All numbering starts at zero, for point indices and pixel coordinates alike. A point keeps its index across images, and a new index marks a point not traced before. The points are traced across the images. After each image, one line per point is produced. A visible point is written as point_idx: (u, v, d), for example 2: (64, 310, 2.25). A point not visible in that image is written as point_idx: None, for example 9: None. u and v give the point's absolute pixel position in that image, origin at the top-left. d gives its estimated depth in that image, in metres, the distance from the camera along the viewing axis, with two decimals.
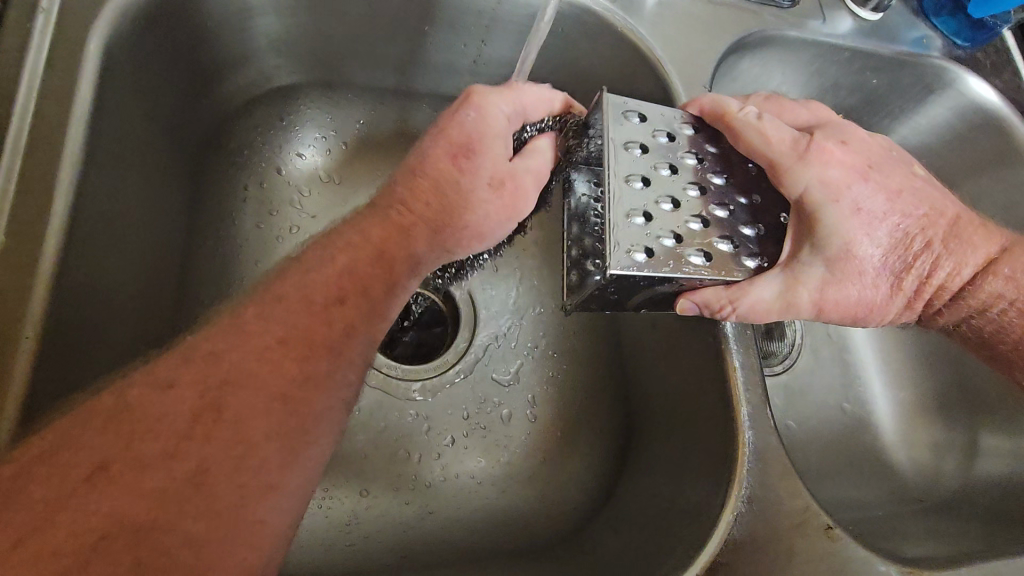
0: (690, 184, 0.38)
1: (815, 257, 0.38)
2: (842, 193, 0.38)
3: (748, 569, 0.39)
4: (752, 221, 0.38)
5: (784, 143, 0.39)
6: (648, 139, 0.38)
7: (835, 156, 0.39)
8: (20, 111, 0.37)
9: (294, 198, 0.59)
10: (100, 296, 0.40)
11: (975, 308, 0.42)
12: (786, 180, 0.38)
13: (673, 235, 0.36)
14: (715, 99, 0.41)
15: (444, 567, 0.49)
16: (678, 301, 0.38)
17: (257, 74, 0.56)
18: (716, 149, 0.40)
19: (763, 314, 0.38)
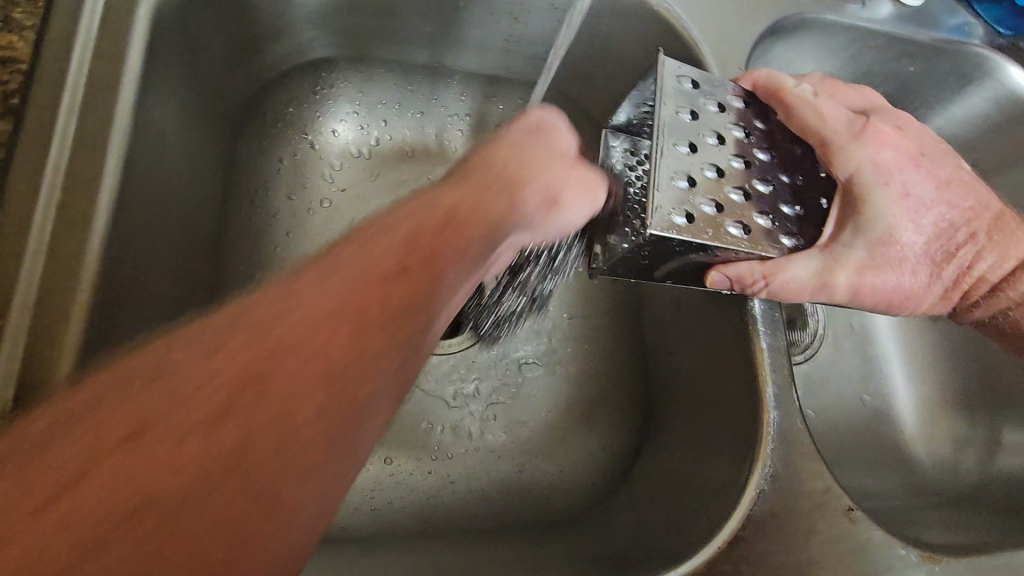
0: (733, 157, 0.37)
1: (855, 239, 0.38)
2: (892, 177, 0.39)
3: (771, 545, 0.40)
4: (793, 202, 0.38)
5: (838, 122, 0.39)
6: (698, 107, 0.38)
7: (889, 141, 0.40)
8: (76, 70, 0.37)
9: (326, 171, 0.60)
10: (143, 257, 0.41)
11: (1012, 301, 0.42)
12: (838, 156, 0.38)
13: (713, 203, 0.35)
14: (771, 74, 0.41)
15: (466, 534, 0.50)
16: (710, 273, 0.38)
17: (293, 46, 0.57)
18: (764, 125, 0.40)
19: (797, 293, 0.38)
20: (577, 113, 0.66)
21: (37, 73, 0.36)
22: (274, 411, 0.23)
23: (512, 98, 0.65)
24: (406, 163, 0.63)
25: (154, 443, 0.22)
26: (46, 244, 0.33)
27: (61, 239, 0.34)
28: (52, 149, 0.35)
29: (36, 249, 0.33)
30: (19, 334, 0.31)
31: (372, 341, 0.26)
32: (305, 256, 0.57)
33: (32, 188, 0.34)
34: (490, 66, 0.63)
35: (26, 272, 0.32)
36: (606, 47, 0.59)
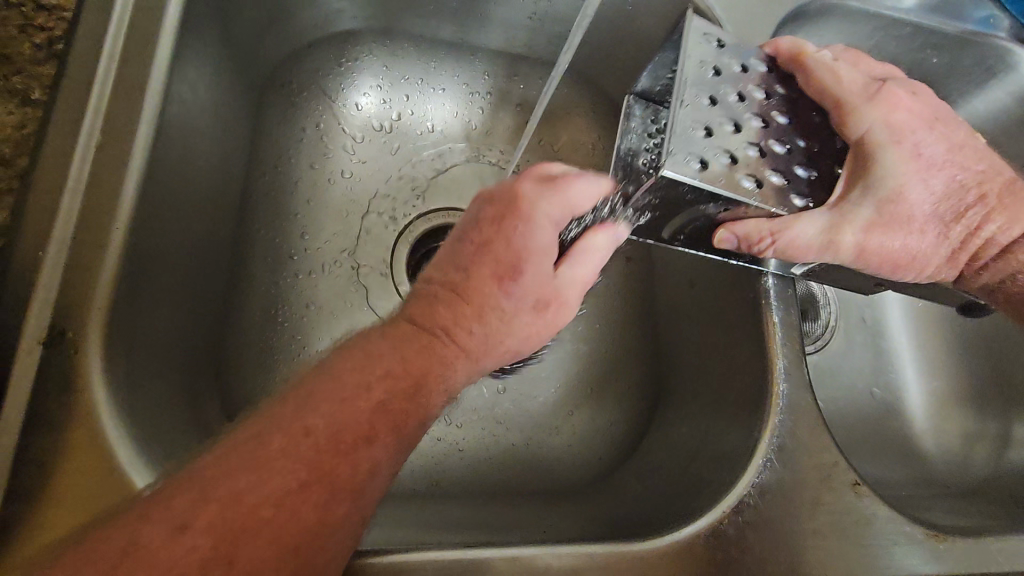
0: (753, 115, 0.38)
1: (864, 198, 0.38)
2: (903, 137, 0.40)
3: (777, 513, 0.40)
4: (807, 163, 0.39)
5: (855, 85, 0.40)
6: (723, 66, 0.39)
7: (903, 104, 0.41)
8: (118, 17, 0.37)
9: (348, 143, 0.61)
10: (173, 207, 0.41)
11: (1021, 264, 0.42)
12: (852, 117, 0.39)
13: (728, 155, 0.36)
14: (792, 40, 0.42)
15: (472, 498, 0.51)
16: (718, 232, 0.39)
17: (322, 16, 0.58)
18: (785, 90, 0.41)
19: (802, 252, 0.38)
20: (596, 95, 0.66)
21: (79, 20, 0.37)
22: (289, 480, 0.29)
23: (533, 77, 0.66)
24: (428, 138, 0.63)
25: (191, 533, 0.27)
26: (83, 181, 0.34)
27: (98, 177, 0.34)
28: (92, 91, 0.36)
29: (74, 185, 0.34)
30: (56, 267, 0.33)
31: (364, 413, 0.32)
32: (325, 224, 0.58)
33: (71, 130, 0.35)
34: (513, 45, 0.64)
35: (65, 207, 0.33)
36: (628, 27, 0.59)
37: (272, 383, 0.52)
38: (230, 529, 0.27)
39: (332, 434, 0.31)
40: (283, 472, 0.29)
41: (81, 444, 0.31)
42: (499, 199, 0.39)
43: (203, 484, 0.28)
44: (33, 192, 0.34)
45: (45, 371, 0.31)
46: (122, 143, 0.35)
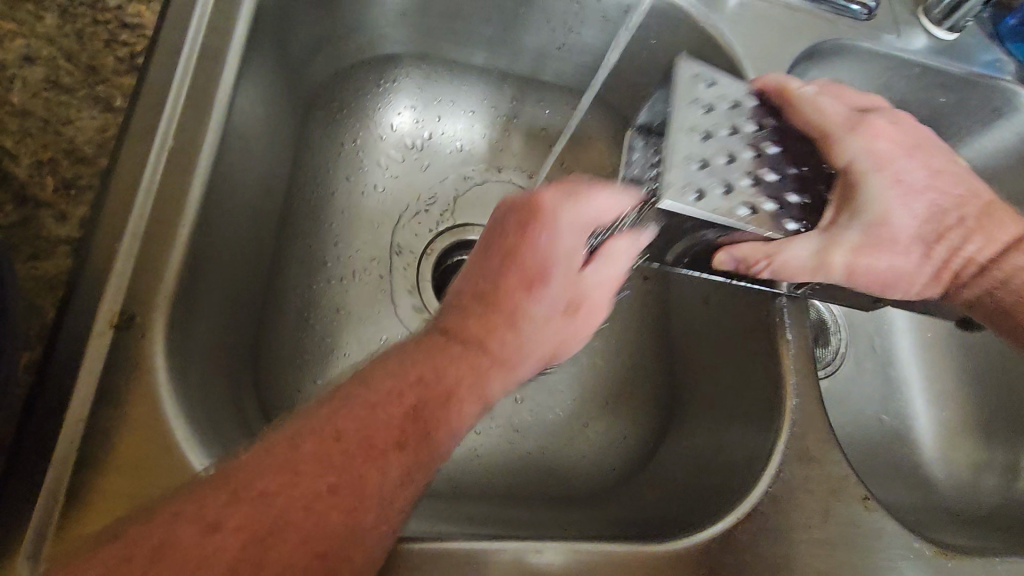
0: (745, 146, 0.40)
1: (852, 222, 0.42)
2: (885, 164, 0.43)
3: (788, 522, 0.42)
4: (799, 191, 0.40)
5: (838, 118, 0.44)
6: (714, 102, 0.41)
7: (885, 134, 0.44)
8: (193, 34, 0.41)
9: (383, 159, 0.64)
10: (226, 210, 0.45)
11: (997, 281, 0.44)
12: (837, 147, 0.43)
13: (722, 185, 0.38)
14: (780, 76, 0.46)
15: (490, 500, 0.53)
16: (718, 253, 0.42)
17: (367, 39, 0.62)
18: (777, 122, 0.42)
19: (797, 272, 0.42)
20: (619, 122, 0.69)
21: (159, 36, 0.41)
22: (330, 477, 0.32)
23: (558, 103, 0.69)
24: (456, 157, 0.67)
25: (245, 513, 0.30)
26: (157, 181, 0.37)
27: (169, 177, 0.38)
28: (168, 100, 0.39)
29: (149, 184, 0.37)
30: (129, 258, 0.36)
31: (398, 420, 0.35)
32: (357, 235, 0.61)
33: (147, 135, 0.38)
34: (542, 73, 0.68)
35: (139, 203, 0.37)
36: (652, 59, 0.63)
37: (305, 383, 0.54)
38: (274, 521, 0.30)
39: (366, 439, 0.34)
40: (319, 468, 0.32)
41: (142, 421, 0.34)
42: (523, 208, 0.43)
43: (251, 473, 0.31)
44: (112, 190, 0.37)
45: (116, 353, 0.34)
46: (192, 147, 0.39)
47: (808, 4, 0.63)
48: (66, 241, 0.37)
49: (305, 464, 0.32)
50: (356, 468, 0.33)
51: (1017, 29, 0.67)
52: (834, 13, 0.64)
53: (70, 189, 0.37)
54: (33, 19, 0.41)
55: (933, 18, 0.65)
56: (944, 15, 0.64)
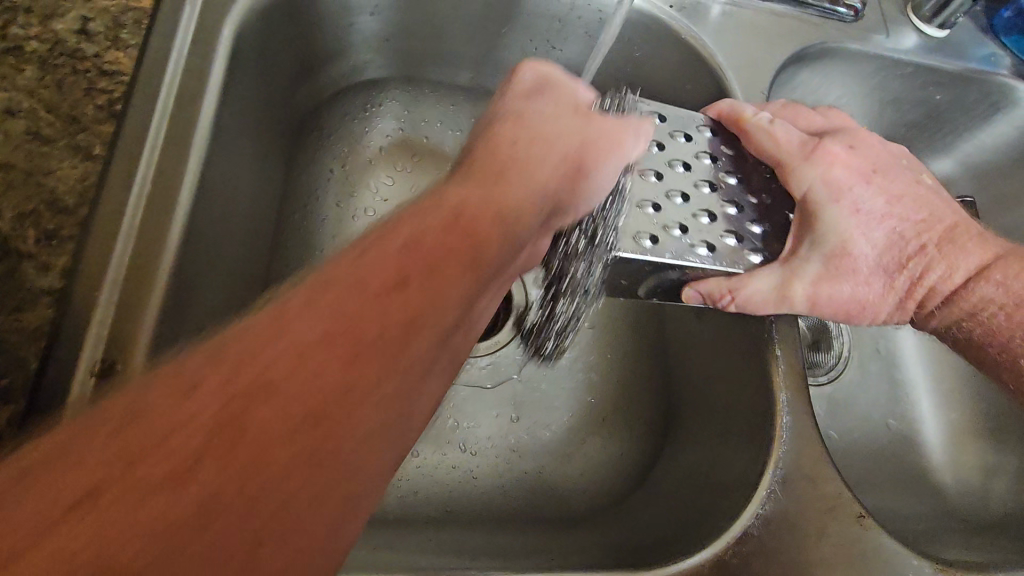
0: (702, 182, 0.42)
1: (812, 253, 0.41)
2: (842, 194, 0.42)
3: (779, 544, 0.41)
4: (761, 221, 0.42)
5: (792, 144, 0.44)
6: (666, 139, 0.44)
7: (840, 160, 0.43)
8: (169, 82, 0.42)
9: (372, 182, 0.64)
10: (212, 248, 0.45)
11: (965, 312, 0.43)
12: (792, 177, 0.42)
13: (679, 226, 0.40)
14: (732, 104, 0.46)
15: (486, 524, 0.53)
16: (684, 289, 0.42)
17: (350, 67, 0.62)
18: (731, 151, 0.45)
19: (760, 307, 0.42)
20: None
21: (135, 85, 0.42)
22: (317, 387, 0.23)
23: None
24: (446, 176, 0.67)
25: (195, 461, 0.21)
26: (135, 230, 0.38)
27: (148, 224, 0.38)
28: (146, 148, 0.40)
29: (128, 232, 0.38)
30: (109, 306, 0.36)
31: (446, 323, 0.28)
32: None
33: (125, 180, 0.39)
34: None
35: (118, 251, 0.37)
36: (637, 72, 0.63)
37: None
38: (242, 451, 0.21)
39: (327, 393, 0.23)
40: (343, 375, 0.24)
41: None
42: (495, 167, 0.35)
43: (193, 387, 0.22)
44: (92, 239, 0.37)
45: None
46: (170, 191, 0.40)
47: (794, 8, 0.62)
48: (47, 292, 0.38)
49: (263, 433, 0.22)
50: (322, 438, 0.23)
51: (1013, 22, 0.65)
52: (821, 16, 0.63)
53: (51, 241, 0.39)
54: (15, 72, 0.42)
55: (922, 16, 0.64)
56: (934, 13, 0.63)
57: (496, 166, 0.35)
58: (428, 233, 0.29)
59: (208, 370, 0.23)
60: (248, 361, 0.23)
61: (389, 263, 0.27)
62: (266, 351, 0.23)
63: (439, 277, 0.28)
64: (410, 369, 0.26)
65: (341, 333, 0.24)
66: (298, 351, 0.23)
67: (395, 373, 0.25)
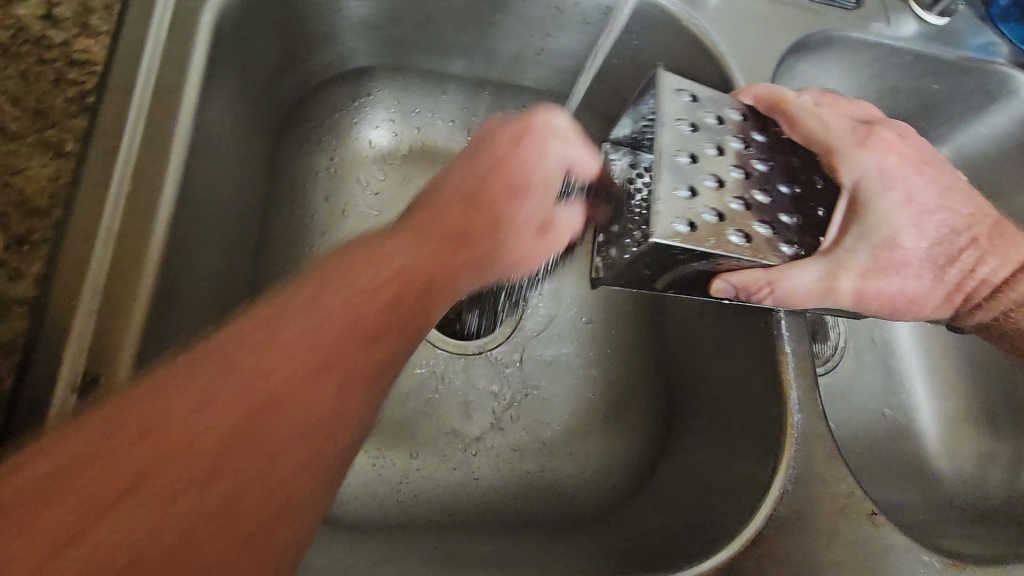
0: (733, 167, 0.40)
1: (860, 243, 0.40)
2: (895, 182, 0.42)
3: (791, 546, 0.41)
4: (793, 211, 0.40)
5: (843, 130, 0.43)
6: (698, 120, 0.40)
7: (893, 147, 0.43)
8: (146, 73, 0.39)
9: (362, 176, 0.62)
10: (195, 248, 0.42)
11: (1013, 303, 0.44)
12: (845, 162, 0.42)
13: (715, 212, 0.38)
14: (773, 88, 0.45)
15: (490, 530, 0.52)
16: (715, 281, 0.41)
17: (337, 56, 0.59)
18: (764, 136, 0.42)
19: (801, 299, 0.40)
20: (605, 125, 0.68)
21: (110, 75, 0.39)
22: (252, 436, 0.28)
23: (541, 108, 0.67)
24: (439, 166, 0.65)
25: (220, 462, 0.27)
26: (115, 234, 0.35)
27: (128, 228, 0.36)
28: (123, 145, 0.37)
29: (106, 236, 0.35)
30: (87, 317, 0.33)
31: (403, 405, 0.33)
32: None
33: (102, 179, 0.36)
34: (522, 80, 0.65)
35: (97, 255, 0.35)
36: (636, 61, 0.61)
37: None
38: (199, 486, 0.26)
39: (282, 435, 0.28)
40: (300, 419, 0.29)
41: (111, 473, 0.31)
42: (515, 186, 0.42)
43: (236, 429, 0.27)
44: (67, 244, 0.35)
45: None
46: (151, 191, 0.37)
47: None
48: None
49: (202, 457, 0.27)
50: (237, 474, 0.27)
51: (1008, 11, 0.65)
52: (821, 4, 0.62)
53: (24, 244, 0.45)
54: None
55: (923, 4, 0.63)
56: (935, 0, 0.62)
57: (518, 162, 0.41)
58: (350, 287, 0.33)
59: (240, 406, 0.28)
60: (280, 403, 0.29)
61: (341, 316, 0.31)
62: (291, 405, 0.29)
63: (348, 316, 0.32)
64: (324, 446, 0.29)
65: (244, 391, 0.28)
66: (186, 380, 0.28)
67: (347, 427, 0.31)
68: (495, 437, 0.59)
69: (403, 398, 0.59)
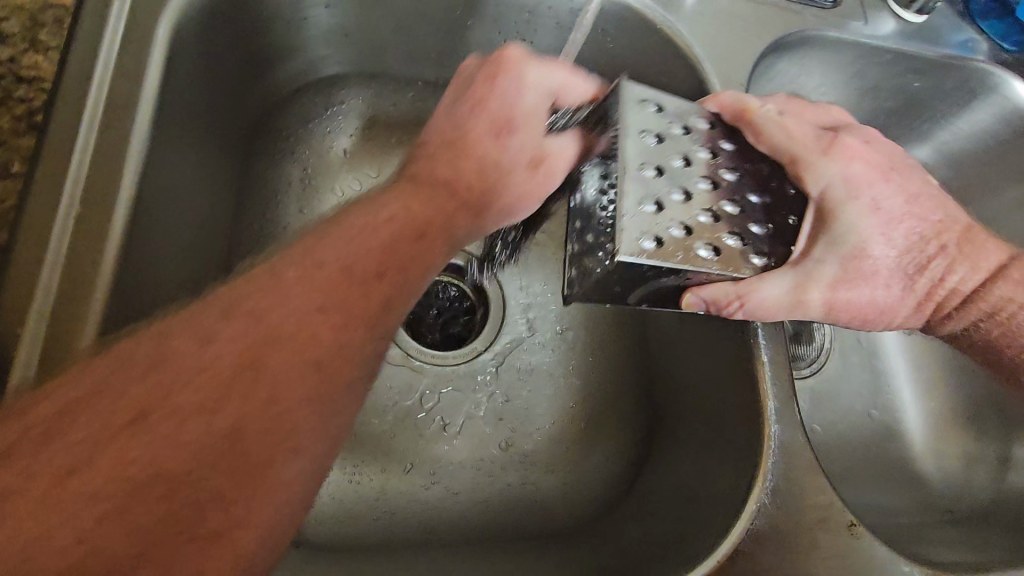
0: (701, 177, 0.39)
1: (827, 254, 0.40)
2: (860, 191, 0.41)
3: (768, 561, 0.40)
4: (764, 221, 0.39)
5: (808, 138, 0.42)
6: (664, 130, 0.39)
7: (858, 155, 0.42)
8: (96, 89, 0.38)
9: (335, 187, 0.61)
10: (154, 269, 0.41)
11: (986, 311, 0.43)
12: (808, 172, 0.41)
13: (682, 226, 0.37)
14: (735, 96, 0.44)
15: (468, 546, 0.51)
16: (684, 296, 0.41)
17: (306, 64, 0.58)
18: (732, 144, 0.42)
19: (770, 312, 0.40)
20: None
21: (60, 90, 0.38)
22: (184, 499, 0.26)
23: None
24: None
25: (155, 427, 0.26)
26: (64, 256, 0.34)
27: (78, 251, 0.35)
28: (72, 164, 0.36)
29: (54, 260, 0.34)
30: (35, 344, 0.32)
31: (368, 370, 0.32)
32: None
33: (52, 200, 0.35)
34: None
35: (44, 279, 0.34)
36: (612, 64, 0.60)
37: None
38: (165, 511, 0.25)
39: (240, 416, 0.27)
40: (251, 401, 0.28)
41: None
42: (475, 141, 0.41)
43: (193, 436, 0.26)
44: (12, 267, 0.33)
45: None
46: (102, 211, 0.36)
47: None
48: None
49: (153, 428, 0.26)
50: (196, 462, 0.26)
51: (988, 7, 0.65)
52: (798, 3, 0.61)
53: None
54: None
55: (901, 2, 0.63)
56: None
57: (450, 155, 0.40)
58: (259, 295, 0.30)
59: (172, 373, 0.27)
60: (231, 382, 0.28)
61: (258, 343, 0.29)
62: (228, 449, 0.27)
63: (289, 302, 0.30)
64: (277, 458, 0.28)
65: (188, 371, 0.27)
66: (80, 465, 0.25)
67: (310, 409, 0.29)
68: (475, 450, 0.58)
69: (381, 411, 0.58)
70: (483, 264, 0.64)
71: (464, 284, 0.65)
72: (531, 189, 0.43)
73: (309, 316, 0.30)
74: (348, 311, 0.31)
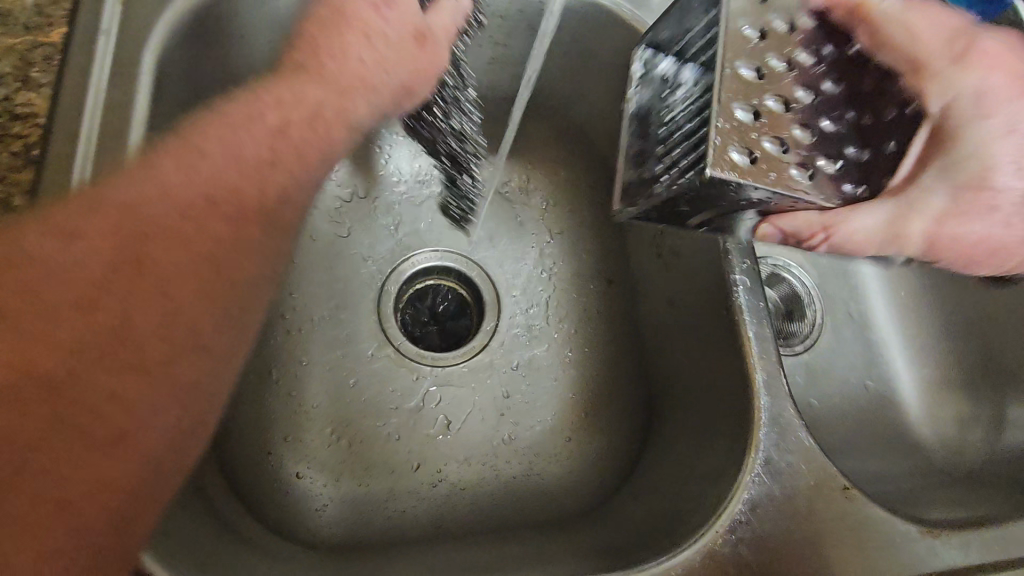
0: (800, 88, 0.39)
1: (937, 184, 0.41)
2: (991, 108, 0.41)
3: (766, 529, 0.41)
4: (860, 144, 0.40)
5: (939, 45, 0.43)
6: (751, 42, 0.40)
7: (999, 65, 0.42)
8: (89, 124, 0.40)
9: (330, 206, 0.65)
10: None
11: None
12: (935, 84, 0.42)
13: (776, 141, 0.37)
14: None
15: (476, 537, 0.53)
16: (762, 226, 0.43)
17: None
18: (833, 52, 0.41)
19: (861, 247, 0.41)
20: (564, 125, 0.68)
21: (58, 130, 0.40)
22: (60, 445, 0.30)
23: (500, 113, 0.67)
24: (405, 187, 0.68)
25: (37, 327, 0.30)
26: None
27: None
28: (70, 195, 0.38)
29: None
30: None
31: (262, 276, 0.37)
32: (313, 281, 0.62)
33: None
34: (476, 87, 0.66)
35: None
36: (586, 60, 0.62)
37: (272, 443, 0.55)
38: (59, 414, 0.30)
39: (124, 312, 0.32)
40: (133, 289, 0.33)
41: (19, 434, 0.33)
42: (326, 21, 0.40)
43: (80, 341, 0.31)
44: None
45: None
46: None
47: None
48: None
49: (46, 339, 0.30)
50: (88, 354, 0.31)
51: None
52: None
53: None
54: None
55: None
56: None
57: (329, 45, 0.40)
58: (140, 213, 0.33)
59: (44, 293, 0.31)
60: (116, 292, 0.32)
61: (183, 260, 0.34)
62: (114, 344, 0.32)
63: (171, 190, 0.34)
64: (180, 357, 0.34)
65: (75, 279, 0.32)
66: None
67: (190, 298, 0.34)
68: (478, 445, 0.59)
69: (385, 415, 0.59)
70: (478, 265, 0.67)
71: (461, 285, 0.68)
72: (418, 63, 0.42)
73: (191, 206, 0.34)
74: (244, 215, 0.35)
